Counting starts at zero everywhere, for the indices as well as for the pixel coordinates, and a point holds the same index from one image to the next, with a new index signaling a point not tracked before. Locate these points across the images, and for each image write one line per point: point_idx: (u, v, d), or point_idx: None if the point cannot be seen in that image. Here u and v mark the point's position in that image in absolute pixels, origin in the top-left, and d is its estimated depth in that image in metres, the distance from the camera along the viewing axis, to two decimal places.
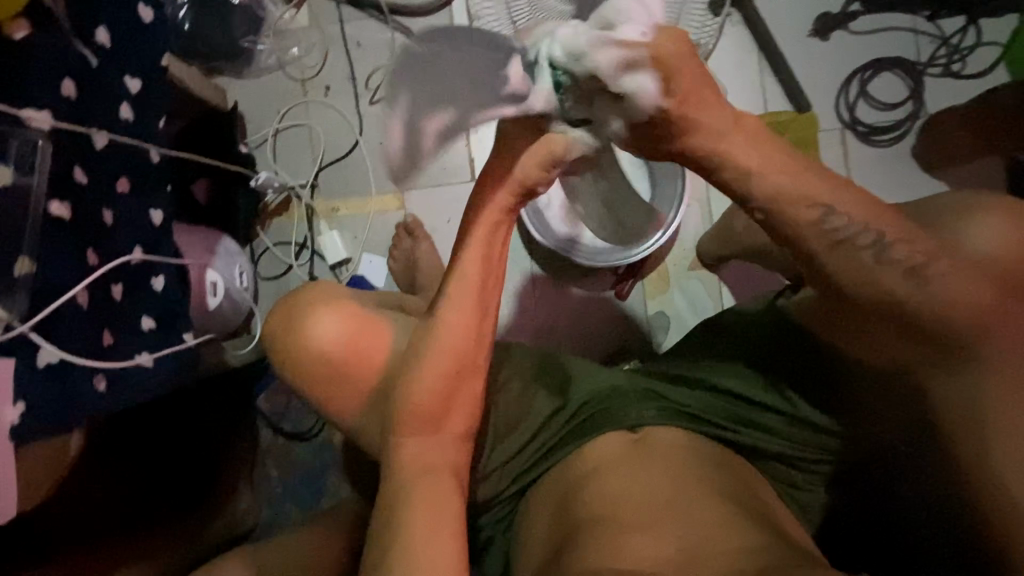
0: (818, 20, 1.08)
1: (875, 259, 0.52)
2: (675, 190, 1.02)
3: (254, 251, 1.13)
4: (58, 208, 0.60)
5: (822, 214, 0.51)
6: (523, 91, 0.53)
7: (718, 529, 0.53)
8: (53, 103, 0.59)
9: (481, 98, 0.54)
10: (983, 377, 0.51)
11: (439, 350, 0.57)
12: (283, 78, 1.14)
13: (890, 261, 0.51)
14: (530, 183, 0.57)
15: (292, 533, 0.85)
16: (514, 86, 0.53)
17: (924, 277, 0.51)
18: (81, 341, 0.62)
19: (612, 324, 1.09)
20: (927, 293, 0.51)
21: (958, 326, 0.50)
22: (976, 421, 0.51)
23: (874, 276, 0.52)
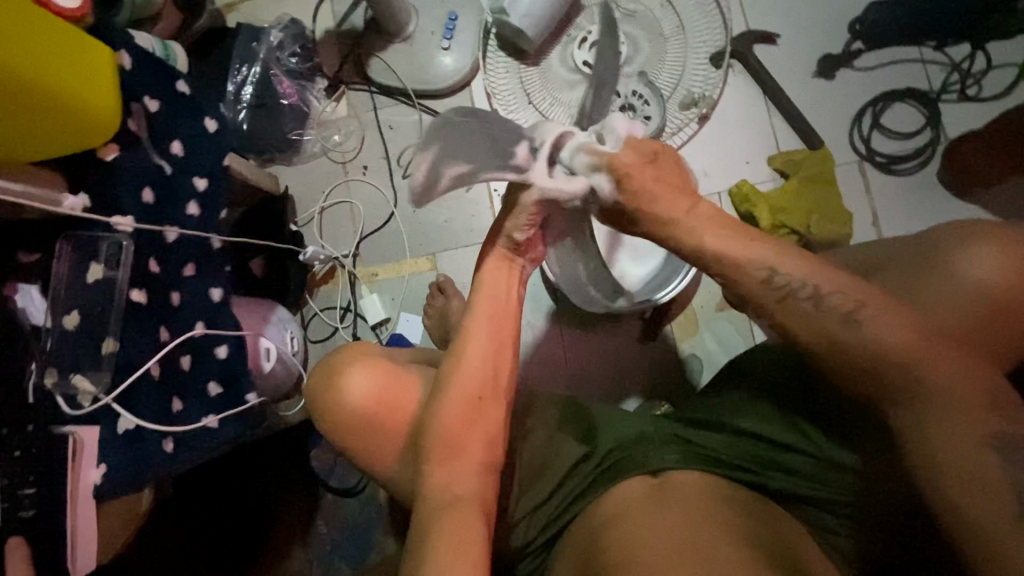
0: (821, 61, 1.11)
1: (815, 307, 0.57)
2: None
3: (304, 316, 1.23)
4: (137, 294, 0.69)
5: (767, 274, 0.58)
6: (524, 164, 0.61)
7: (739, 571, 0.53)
8: (135, 211, 0.70)
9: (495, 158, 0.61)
10: (922, 403, 0.54)
11: (459, 379, 0.62)
12: (327, 162, 1.27)
13: (828, 308, 0.57)
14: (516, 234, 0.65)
15: None
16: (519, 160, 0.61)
17: (856, 321, 0.56)
18: (153, 409, 0.70)
19: (643, 369, 1.10)
20: (867, 325, 0.56)
21: (902, 358, 0.54)
22: (920, 441, 0.54)
23: (819, 321, 0.57)
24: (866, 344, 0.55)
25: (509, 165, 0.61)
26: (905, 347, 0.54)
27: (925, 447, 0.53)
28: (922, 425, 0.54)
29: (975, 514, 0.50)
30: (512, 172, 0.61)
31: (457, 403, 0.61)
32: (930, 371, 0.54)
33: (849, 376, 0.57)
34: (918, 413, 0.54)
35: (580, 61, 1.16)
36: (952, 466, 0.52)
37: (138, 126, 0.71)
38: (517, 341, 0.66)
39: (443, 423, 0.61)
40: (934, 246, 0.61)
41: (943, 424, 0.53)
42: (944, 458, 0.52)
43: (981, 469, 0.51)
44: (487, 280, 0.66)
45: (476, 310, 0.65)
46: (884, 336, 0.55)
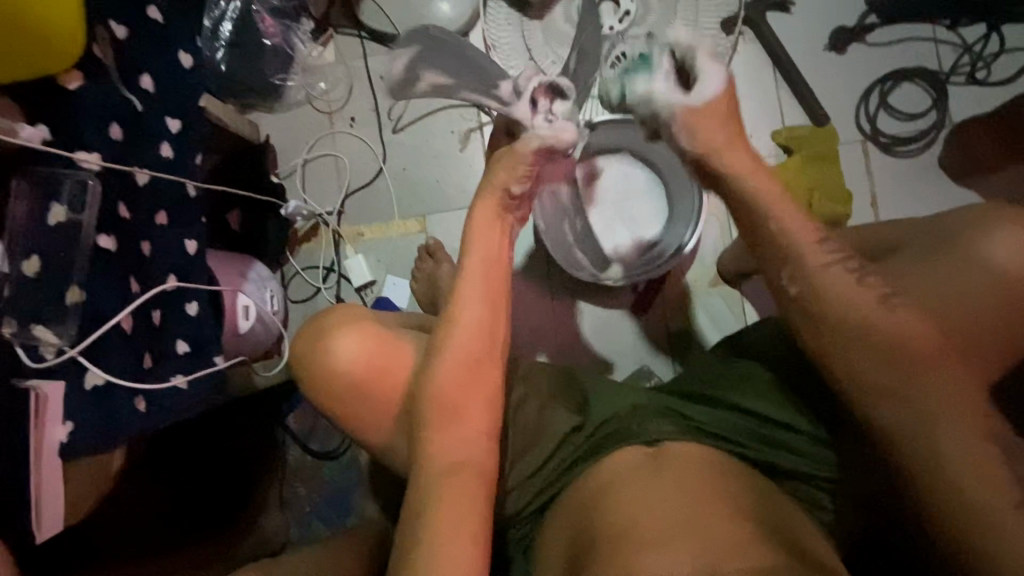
0: (833, 34, 1.08)
1: (842, 290, 0.57)
2: (692, 205, 1.03)
3: (284, 275, 1.19)
4: (105, 241, 0.63)
5: None
6: (508, 99, 0.65)
7: (734, 547, 0.52)
8: (102, 146, 0.63)
9: (474, 83, 0.70)
10: (946, 407, 0.52)
11: (455, 343, 0.59)
12: (312, 112, 1.20)
13: (856, 294, 0.56)
14: (507, 186, 0.61)
15: (321, 549, 0.85)
16: (502, 93, 0.66)
17: (891, 306, 0.55)
18: (125, 365, 0.65)
19: (632, 343, 1.09)
20: (879, 316, 0.55)
21: (909, 352, 0.54)
22: (925, 445, 0.52)
23: (847, 304, 0.56)
24: (881, 338, 0.55)
25: (491, 94, 0.68)
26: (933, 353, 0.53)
27: (922, 438, 0.52)
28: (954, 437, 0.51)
29: (975, 498, 0.50)
30: (492, 101, 0.66)
31: (454, 368, 0.58)
32: (931, 365, 0.53)
33: (860, 357, 0.56)
34: (923, 406, 0.53)
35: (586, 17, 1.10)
36: (961, 468, 0.51)
37: (103, 52, 0.66)
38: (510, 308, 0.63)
39: (441, 387, 0.58)
40: (955, 232, 0.59)
41: (942, 416, 0.52)
42: (942, 447, 0.51)
43: (990, 470, 0.50)
44: (479, 240, 0.62)
45: (468, 275, 0.61)
46: (907, 333, 0.54)
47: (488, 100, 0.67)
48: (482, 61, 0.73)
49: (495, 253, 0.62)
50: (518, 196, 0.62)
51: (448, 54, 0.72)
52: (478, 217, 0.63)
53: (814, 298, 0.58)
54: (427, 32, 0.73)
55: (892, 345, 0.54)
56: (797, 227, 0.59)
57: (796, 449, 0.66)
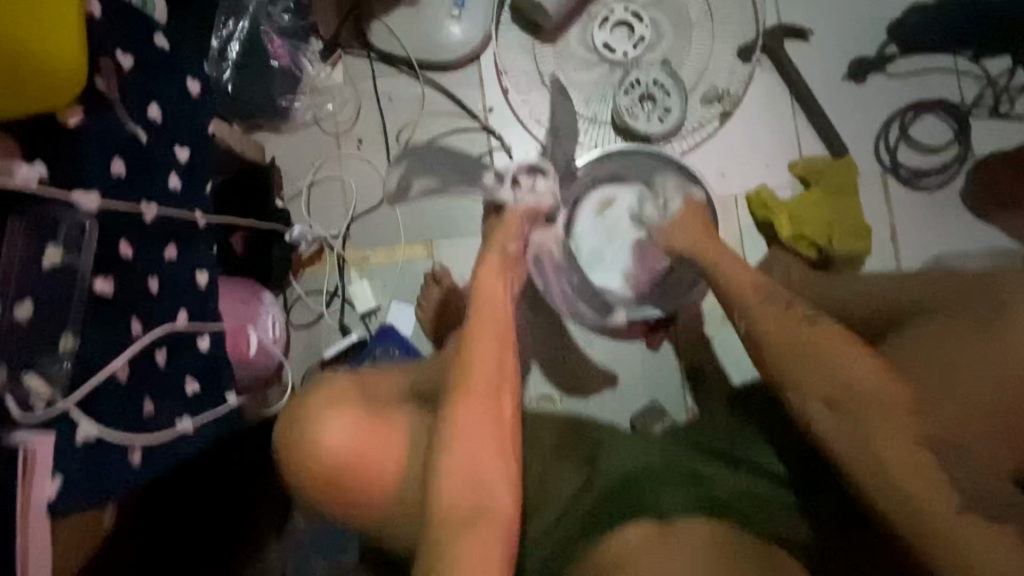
0: (852, 64, 1.06)
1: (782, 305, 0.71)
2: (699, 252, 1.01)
3: (287, 299, 1.16)
4: (102, 285, 0.60)
5: None
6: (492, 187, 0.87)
7: None
8: (104, 185, 0.60)
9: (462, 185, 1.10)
10: (901, 435, 0.58)
11: (471, 377, 0.62)
12: (318, 133, 1.17)
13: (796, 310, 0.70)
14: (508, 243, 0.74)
15: None
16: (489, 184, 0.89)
17: (815, 319, 0.68)
18: (120, 417, 0.62)
19: (642, 376, 1.05)
20: (811, 327, 0.67)
21: (851, 372, 0.62)
22: (869, 453, 0.59)
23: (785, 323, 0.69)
24: (830, 363, 0.63)
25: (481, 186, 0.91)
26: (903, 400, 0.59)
27: (865, 448, 0.59)
28: (920, 469, 0.56)
29: (922, 503, 0.56)
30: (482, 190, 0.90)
31: (470, 418, 0.60)
32: (871, 381, 0.61)
33: (804, 375, 0.65)
34: (865, 421, 0.60)
35: (600, 43, 1.09)
36: (901, 475, 0.57)
37: (107, 84, 0.62)
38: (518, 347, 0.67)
39: (459, 440, 0.58)
40: (991, 290, 0.60)
41: (882, 428, 0.59)
42: (885, 459, 0.58)
43: (928, 477, 0.56)
44: (485, 290, 0.69)
45: (479, 335, 0.65)
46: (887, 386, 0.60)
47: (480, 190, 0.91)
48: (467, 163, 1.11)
49: (494, 296, 0.68)
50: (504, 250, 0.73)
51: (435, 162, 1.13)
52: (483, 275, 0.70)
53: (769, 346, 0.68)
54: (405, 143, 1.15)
55: (856, 387, 0.61)
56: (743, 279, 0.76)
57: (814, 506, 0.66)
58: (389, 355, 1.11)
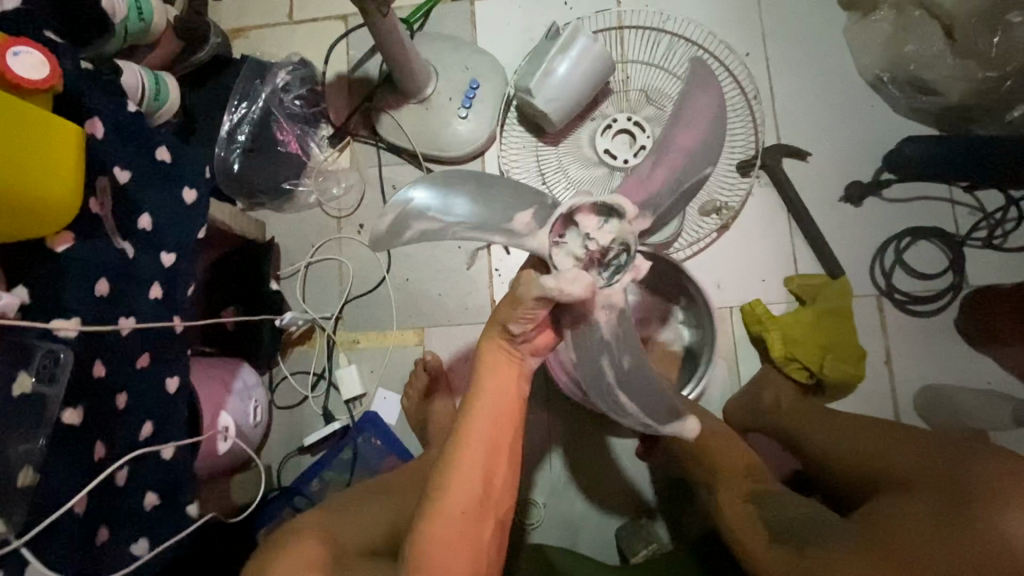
0: (850, 186, 1.07)
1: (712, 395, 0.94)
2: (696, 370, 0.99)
3: (273, 378, 1.15)
4: (71, 415, 0.59)
5: None
6: (523, 230, 0.68)
7: None
8: (83, 310, 0.60)
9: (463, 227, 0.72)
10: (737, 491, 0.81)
11: (457, 492, 0.59)
12: (320, 215, 1.19)
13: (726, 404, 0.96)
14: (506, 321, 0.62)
15: None
16: (519, 224, 0.68)
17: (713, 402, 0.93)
18: (75, 553, 0.59)
19: (629, 487, 1.03)
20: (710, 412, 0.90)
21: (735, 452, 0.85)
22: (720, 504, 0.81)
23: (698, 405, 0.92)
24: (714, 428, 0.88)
25: (503, 229, 0.68)
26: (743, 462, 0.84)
27: (727, 499, 0.81)
28: (748, 518, 0.77)
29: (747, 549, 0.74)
30: (503, 234, 0.68)
31: (442, 537, 0.59)
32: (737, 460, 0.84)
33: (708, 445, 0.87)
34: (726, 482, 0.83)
35: (602, 149, 1.11)
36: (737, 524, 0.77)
37: (100, 205, 0.63)
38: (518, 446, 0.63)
39: (424, 560, 0.59)
40: (951, 461, 0.66)
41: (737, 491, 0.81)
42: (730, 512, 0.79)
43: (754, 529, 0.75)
44: (490, 378, 0.63)
45: (467, 450, 0.60)
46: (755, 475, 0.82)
47: (497, 234, 0.68)
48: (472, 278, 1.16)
49: (501, 387, 0.62)
50: (519, 336, 0.62)
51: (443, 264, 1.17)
52: (484, 363, 0.64)
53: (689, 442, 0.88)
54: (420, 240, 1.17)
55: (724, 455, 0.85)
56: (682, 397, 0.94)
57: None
58: (371, 444, 1.08)
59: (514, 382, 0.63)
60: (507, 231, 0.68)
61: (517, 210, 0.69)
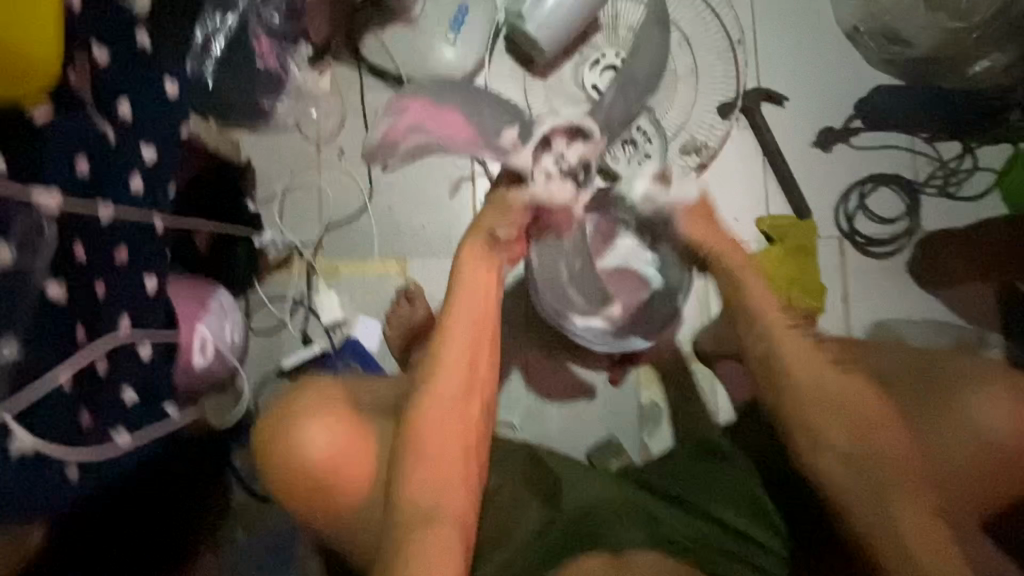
0: (821, 133, 1.12)
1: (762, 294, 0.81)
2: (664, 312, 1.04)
3: (249, 304, 1.13)
4: (55, 289, 0.58)
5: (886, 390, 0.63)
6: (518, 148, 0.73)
7: None
8: (65, 182, 0.58)
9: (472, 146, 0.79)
10: (830, 427, 0.68)
11: (447, 370, 0.69)
12: (299, 139, 1.16)
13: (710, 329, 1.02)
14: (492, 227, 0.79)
15: None
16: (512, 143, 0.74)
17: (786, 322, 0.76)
18: (59, 429, 0.59)
19: (601, 412, 1.08)
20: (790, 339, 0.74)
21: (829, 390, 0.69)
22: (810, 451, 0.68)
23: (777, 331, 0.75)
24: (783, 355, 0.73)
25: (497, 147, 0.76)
26: (857, 390, 0.69)
27: (808, 441, 0.69)
28: (827, 461, 0.68)
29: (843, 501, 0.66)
30: (498, 149, 0.76)
31: (438, 411, 0.67)
32: (816, 384, 0.70)
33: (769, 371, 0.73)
34: (807, 420, 0.69)
35: (589, 85, 1.12)
36: (834, 473, 0.67)
37: (79, 78, 0.60)
38: (494, 340, 0.75)
39: (424, 432, 0.65)
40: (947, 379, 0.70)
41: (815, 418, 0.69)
42: (820, 459, 0.68)
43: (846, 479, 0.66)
44: (467, 279, 0.76)
45: (450, 348, 0.71)
46: (855, 401, 0.68)
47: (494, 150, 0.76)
48: (455, 209, 1.15)
49: (473, 284, 0.75)
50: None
51: (426, 193, 1.16)
52: (466, 263, 0.77)
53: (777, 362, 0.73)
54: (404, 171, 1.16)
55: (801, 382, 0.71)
56: (770, 309, 0.77)
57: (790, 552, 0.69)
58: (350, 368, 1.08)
59: (492, 279, 0.77)
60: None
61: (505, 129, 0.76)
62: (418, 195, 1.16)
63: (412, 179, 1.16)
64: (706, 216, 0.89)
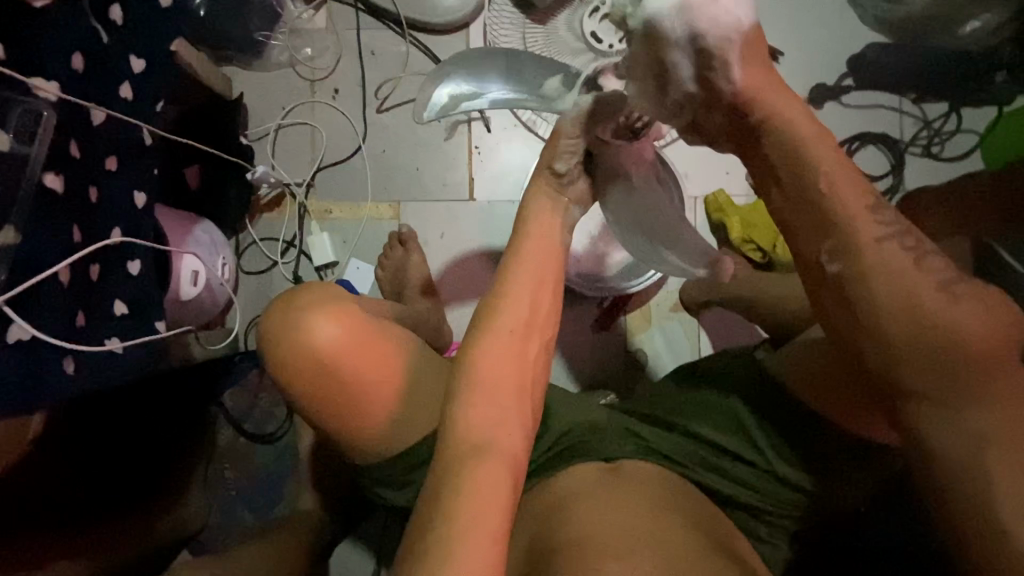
0: (813, 89, 1.14)
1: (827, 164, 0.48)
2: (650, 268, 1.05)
3: (240, 243, 1.12)
4: (52, 180, 0.59)
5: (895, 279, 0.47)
6: (553, 97, 0.72)
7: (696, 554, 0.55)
8: (64, 76, 0.59)
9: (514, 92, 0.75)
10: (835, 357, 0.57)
11: (507, 311, 0.57)
12: (293, 76, 1.14)
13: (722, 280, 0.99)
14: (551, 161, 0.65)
15: None
16: (546, 91, 0.73)
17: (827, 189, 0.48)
18: (57, 324, 0.61)
19: (591, 358, 1.10)
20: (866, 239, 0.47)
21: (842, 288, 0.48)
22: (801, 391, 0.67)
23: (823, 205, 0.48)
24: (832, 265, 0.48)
25: (535, 95, 0.73)
26: (887, 303, 0.47)
27: (804, 383, 0.67)
28: (824, 394, 0.65)
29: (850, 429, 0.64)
30: (536, 99, 0.73)
31: (490, 355, 0.55)
32: (851, 312, 0.48)
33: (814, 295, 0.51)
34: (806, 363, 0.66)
35: (588, 31, 1.11)
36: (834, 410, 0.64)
37: None
38: (562, 288, 0.62)
39: (473, 379, 0.54)
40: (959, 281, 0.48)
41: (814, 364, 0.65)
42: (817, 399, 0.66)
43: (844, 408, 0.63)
44: (534, 221, 0.63)
45: (517, 277, 0.59)
46: (979, 329, 0.46)
47: (532, 100, 0.73)
48: (449, 152, 1.15)
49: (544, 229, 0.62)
50: (564, 175, 0.64)
51: (420, 135, 1.15)
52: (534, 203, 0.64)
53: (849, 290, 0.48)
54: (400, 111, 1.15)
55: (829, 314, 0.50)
56: (854, 205, 0.48)
57: (776, 469, 0.69)
58: None
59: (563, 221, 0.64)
60: (537, 95, 0.73)
61: (545, 76, 0.74)
62: (413, 137, 1.15)
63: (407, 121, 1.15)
64: (765, 60, 0.52)
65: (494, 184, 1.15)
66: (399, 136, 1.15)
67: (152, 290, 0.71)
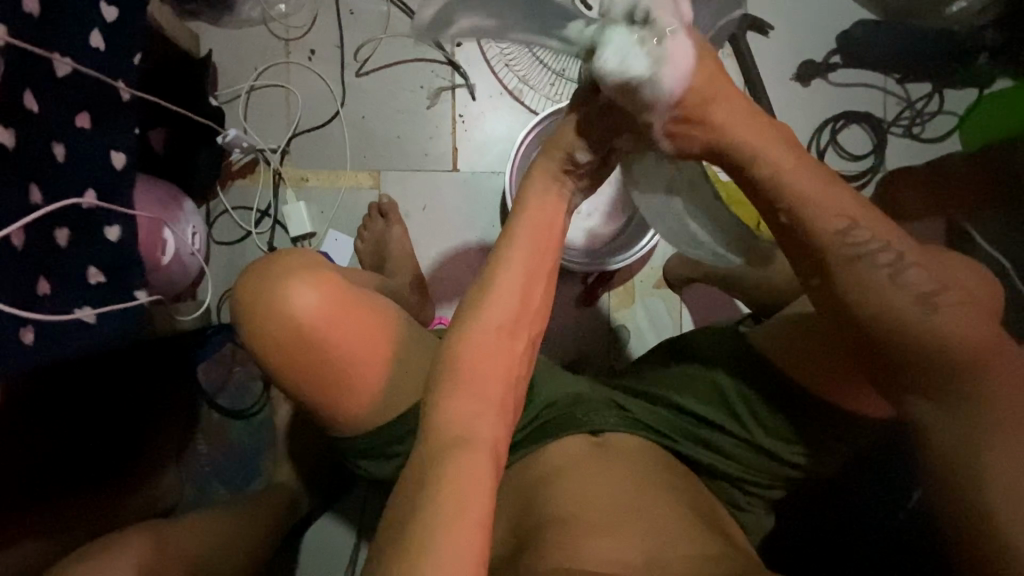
0: (803, 64, 1.14)
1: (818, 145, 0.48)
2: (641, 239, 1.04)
3: (210, 212, 1.07)
4: (0, 133, 0.55)
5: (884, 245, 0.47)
6: (574, 37, 0.55)
7: (678, 535, 0.55)
8: (13, 18, 0.55)
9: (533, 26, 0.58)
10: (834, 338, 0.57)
11: (499, 296, 0.55)
12: (266, 34, 1.08)
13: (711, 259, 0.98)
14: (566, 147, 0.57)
15: (205, 513, 0.81)
16: (570, 31, 0.55)
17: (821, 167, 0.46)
18: (11, 291, 0.57)
19: (575, 334, 1.09)
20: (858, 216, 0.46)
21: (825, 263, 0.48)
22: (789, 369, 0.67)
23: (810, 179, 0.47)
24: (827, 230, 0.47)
25: (554, 37, 0.56)
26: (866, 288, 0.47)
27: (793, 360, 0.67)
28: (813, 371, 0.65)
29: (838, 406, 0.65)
30: (556, 43, 0.57)
31: (476, 344, 0.53)
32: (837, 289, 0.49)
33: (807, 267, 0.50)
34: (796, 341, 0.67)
35: None
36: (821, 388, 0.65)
37: None
38: (553, 274, 0.59)
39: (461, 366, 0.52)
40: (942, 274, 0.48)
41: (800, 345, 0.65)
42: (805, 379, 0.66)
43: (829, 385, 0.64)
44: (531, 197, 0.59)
45: (508, 260, 0.56)
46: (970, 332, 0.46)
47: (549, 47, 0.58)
48: (432, 121, 1.11)
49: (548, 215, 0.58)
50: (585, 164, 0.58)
51: (401, 101, 1.10)
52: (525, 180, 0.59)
53: (848, 281, 0.48)
54: (381, 76, 1.10)
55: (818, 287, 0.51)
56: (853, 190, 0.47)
57: (755, 440, 0.70)
58: None
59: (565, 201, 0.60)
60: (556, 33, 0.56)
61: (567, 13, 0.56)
62: (395, 102, 1.10)
63: (388, 85, 1.10)
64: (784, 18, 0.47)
65: (477, 155, 1.11)
66: (379, 102, 1.10)
67: (129, 257, 0.70)
